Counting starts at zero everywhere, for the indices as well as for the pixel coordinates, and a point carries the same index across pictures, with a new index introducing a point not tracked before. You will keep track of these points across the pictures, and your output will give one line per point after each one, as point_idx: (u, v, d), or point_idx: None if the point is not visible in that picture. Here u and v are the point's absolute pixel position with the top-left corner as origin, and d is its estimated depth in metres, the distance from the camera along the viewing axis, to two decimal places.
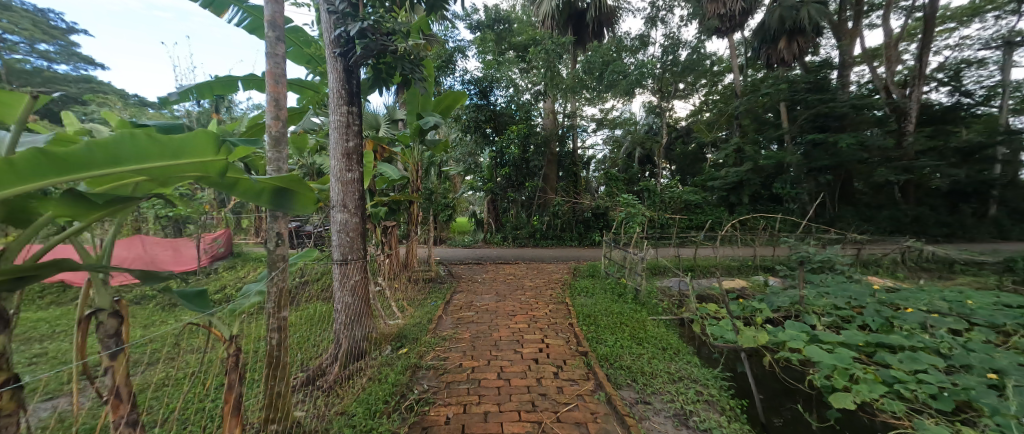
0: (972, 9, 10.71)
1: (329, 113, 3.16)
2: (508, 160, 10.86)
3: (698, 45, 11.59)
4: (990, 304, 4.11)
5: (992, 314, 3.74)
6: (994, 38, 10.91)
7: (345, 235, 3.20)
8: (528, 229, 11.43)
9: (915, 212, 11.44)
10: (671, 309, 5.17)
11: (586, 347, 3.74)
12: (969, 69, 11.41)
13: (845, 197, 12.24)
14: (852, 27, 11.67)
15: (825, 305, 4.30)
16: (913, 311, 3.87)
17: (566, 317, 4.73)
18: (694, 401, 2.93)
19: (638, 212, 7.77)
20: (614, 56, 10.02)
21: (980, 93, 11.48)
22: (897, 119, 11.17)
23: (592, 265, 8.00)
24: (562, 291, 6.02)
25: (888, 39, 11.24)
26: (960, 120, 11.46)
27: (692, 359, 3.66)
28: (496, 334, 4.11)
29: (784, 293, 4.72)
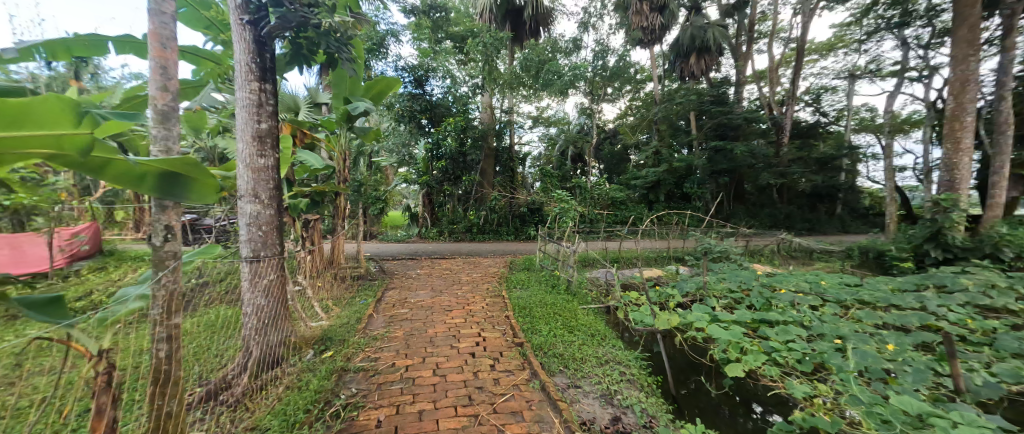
0: (829, 45, 13.13)
1: (235, 89, 2.75)
2: (444, 153, 10.67)
3: (624, 53, 12.48)
4: (837, 284, 5.10)
5: (838, 291, 4.65)
6: (843, 70, 13.52)
7: (255, 228, 2.82)
8: (465, 224, 11.31)
9: (787, 210, 13.72)
10: (598, 297, 5.53)
11: (522, 338, 3.83)
12: (827, 94, 14.01)
13: (739, 197, 14.21)
14: (745, 51, 13.51)
15: (723, 289, 4.96)
16: (786, 291, 4.65)
17: (502, 310, 4.79)
18: (618, 381, 3.18)
19: (571, 208, 8.17)
20: (550, 56, 10.33)
21: (833, 114, 14.17)
22: (776, 132, 13.16)
23: (528, 258, 8.21)
24: (498, 284, 6.08)
25: (772, 64, 13.25)
26: (820, 135, 14.01)
27: (616, 343, 3.96)
28: (431, 330, 4.01)
29: (692, 280, 5.31)
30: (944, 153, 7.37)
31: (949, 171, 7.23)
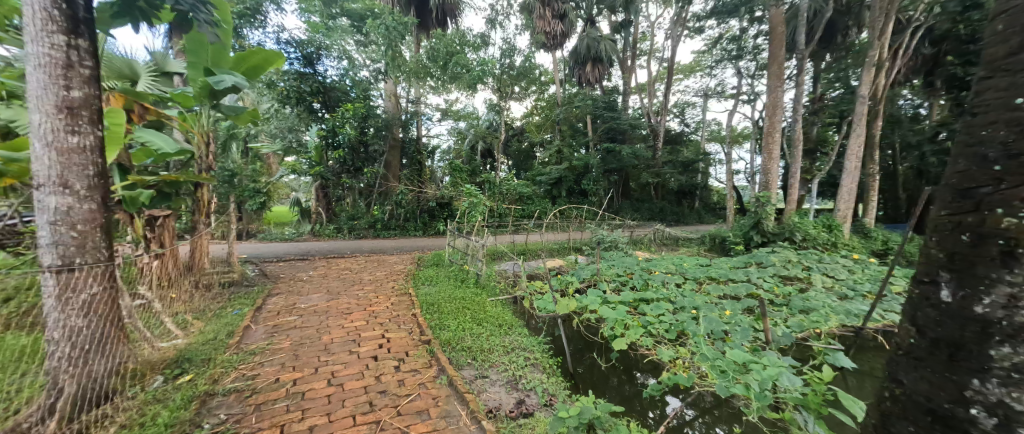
0: (691, 67, 15.80)
1: (24, 41, 2.04)
2: (341, 142, 9.72)
3: (529, 54, 13.01)
4: (695, 264, 6.21)
5: (696, 270, 5.66)
6: (700, 90, 16.41)
7: (65, 229, 2.16)
8: (367, 220, 10.42)
9: (661, 205, 16.16)
10: (506, 289, 5.72)
11: (429, 335, 3.73)
12: (689, 109, 16.85)
13: (626, 193, 16.14)
14: (629, 65, 15.35)
15: (612, 274, 5.59)
16: (660, 273, 5.47)
17: (408, 308, 4.60)
18: (523, 367, 3.35)
19: (479, 202, 8.22)
20: (458, 49, 10.20)
21: (693, 125, 17.11)
22: (653, 137, 15.27)
23: (437, 254, 8.02)
24: (404, 282, 5.81)
25: (650, 79, 15.35)
26: (685, 142, 16.76)
27: (522, 330, 4.15)
28: (327, 336, 3.63)
29: (588, 268, 5.84)
30: (763, 161, 9.51)
31: (766, 175, 9.35)
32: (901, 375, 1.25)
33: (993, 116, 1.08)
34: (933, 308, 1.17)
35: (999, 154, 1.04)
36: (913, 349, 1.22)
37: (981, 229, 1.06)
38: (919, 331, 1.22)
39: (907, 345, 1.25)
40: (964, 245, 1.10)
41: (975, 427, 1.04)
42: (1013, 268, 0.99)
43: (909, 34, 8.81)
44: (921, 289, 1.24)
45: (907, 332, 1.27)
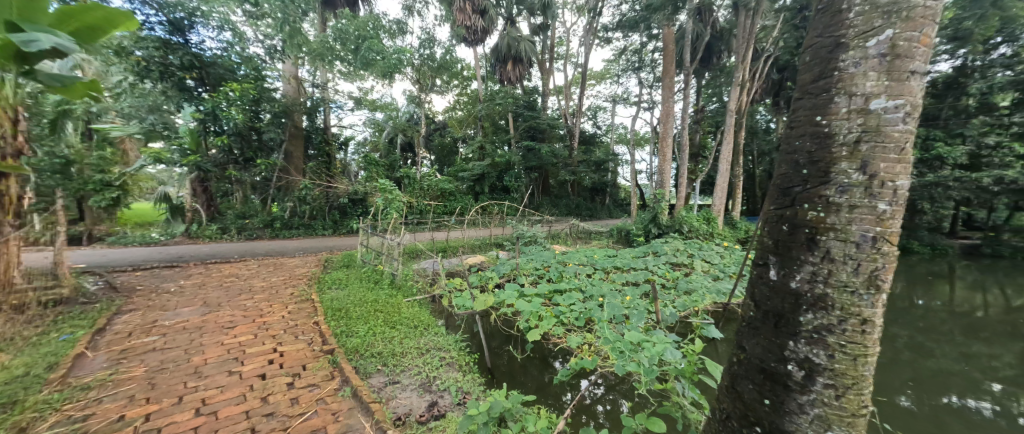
0: (601, 75, 17.11)
1: None
2: (227, 128, 8.33)
3: (450, 47, 12.68)
4: (604, 255, 6.73)
5: (605, 261, 6.12)
6: (609, 96, 17.88)
7: None
8: (262, 218, 9.07)
9: (576, 202, 17.28)
10: (424, 288, 5.51)
11: (333, 344, 3.42)
12: (600, 112, 18.24)
13: (545, 190, 16.83)
14: (548, 67, 15.97)
15: (530, 268, 5.74)
16: (573, 265, 5.79)
17: (310, 316, 4.14)
18: (438, 367, 3.27)
19: (396, 199, 7.77)
20: (371, 33, 9.45)
21: (602, 128, 18.62)
22: (569, 138, 16.16)
23: (348, 254, 7.38)
24: (307, 287, 5.23)
25: (566, 82, 16.18)
26: (596, 144, 18.11)
27: (439, 330, 4.05)
28: (199, 357, 3.08)
29: (507, 263, 5.87)
30: (659, 162, 10.75)
31: (661, 174, 10.59)
32: (744, 342, 1.60)
33: (803, 131, 1.41)
34: (765, 286, 1.50)
35: (806, 163, 1.37)
36: (751, 320, 1.57)
37: (795, 220, 1.39)
38: (756, 305, 1.55)
39: (748, 318, 1.59)
40: (784, 234, 1.43)
41: (789, 378, 1.39)
42: (813, 251, 1.32)
43: (764, 61, 10.76)
44: (758, 270, 1.56)
45: (748, 306, 1.61)
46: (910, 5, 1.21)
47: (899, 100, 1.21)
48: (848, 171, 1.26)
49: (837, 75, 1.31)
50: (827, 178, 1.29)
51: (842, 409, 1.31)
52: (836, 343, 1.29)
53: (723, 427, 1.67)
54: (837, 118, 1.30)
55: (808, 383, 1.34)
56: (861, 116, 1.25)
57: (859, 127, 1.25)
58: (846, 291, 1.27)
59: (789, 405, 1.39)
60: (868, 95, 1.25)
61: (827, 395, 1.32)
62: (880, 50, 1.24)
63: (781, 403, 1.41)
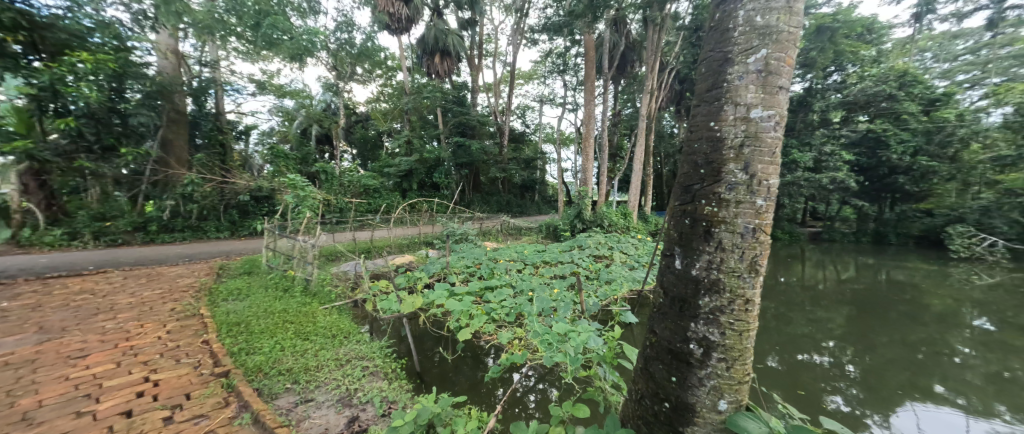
0: (529, 75, 17.45)
1: None
2: (79, 108, 6.71)
3: (371, 33, 11.80)
4: (534, 250, 6.87)
5: (535, 255, 6.23)
6: (537, 96, 18.37)
7: None
8: (131, 219, 7.50)
9: (507, 199, 17.51)
10: (344, 293, 5.05)
11: (227, 365, 2.95)
12: (529, 111, 18.67)
13: (476, 187, 16.75)
14: (477, 63, 15.78)
15: (461, 266, 5.56)
16: (504, 261, 5.75)
17: (198, 335, 3.52)
18: (360, 377, 3.03)
19: (310, 197, 6.96)
20: (275, 9, 8.32)
21: (530, 127, 19.13)
22: (498, 135, 16.21)
23: (250, 260, 6.44)
24: (195, 300, 4.44)
25: (495, 80, 16.15)
26: (525, 142, 18.51)
27: (361, 337, 3.76)
28: (31, 400, 2.41)
29: (437, 261, 5.59)
30: (582, 161, 11.34)
31: (584, 172, 11.19)
32: (655, 326, 1.73)
33: (701, 134, 1.56)
34: (672, 274, 1.64)
35: (703, 163, 1.52)
36: (661, 306, 1.71)
37: (695, 215, 1.54)
38: (664, 292, 1.69)
39: (658, 304, 1.73)
40: (686, 227, 1.57)
41: (691, 356, 1.54)
42: (710, 242, 1.48)
43: (669, 72, 11.98)
44: (665, 259, 1.70)
45: (658, 293, 1.75)
46: (778, 30, 1.40)
47: (771, 112, 1.41)
48: (735, 172, 1.43)
49: (728, 86, 1.47)
50: (721, 177, 1.45)
51: (731, 378, 1.50)
52: (726, 321, 1.47)
53: (638, 406, 1.80)
54: (727, 124, 1.46)
55: (706, 358, 1.50)
56: (744, 124, 1.43)
57: (743, 132, 1.43)
58: (734, 276, 1.45)
59: (690, 380, 1.55)
60: (749, 105, 1.43)
61: (720, 368, 1.50)
62: (758, 66, 1.42)
63: (684, 379, 1.57)
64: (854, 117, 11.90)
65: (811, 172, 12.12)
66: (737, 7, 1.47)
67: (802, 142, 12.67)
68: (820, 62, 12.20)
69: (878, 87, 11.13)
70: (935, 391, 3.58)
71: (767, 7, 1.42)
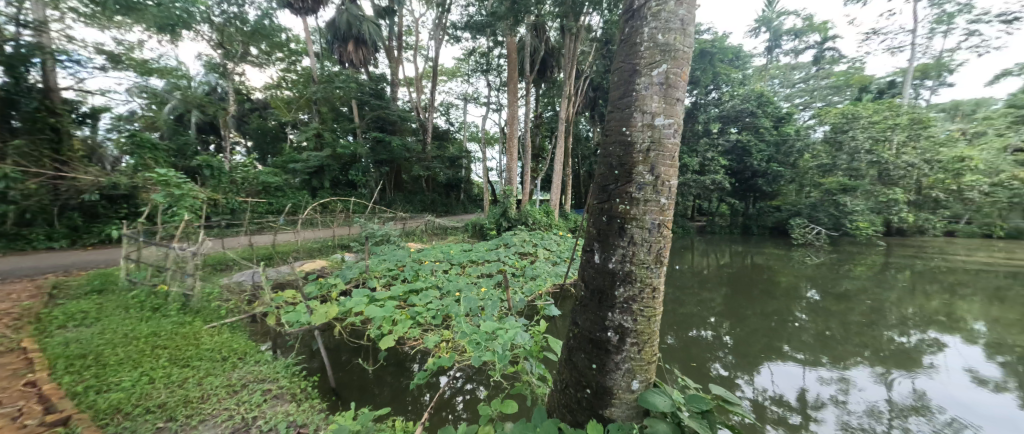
0: (452, 72, 17.10)
1: None
2: None
3: (269, 10, 10.45)
4: (459, 250, 6.70)
5: (462, 255, 6.05)
6: (460, 94, 18.13)
7: None
8: None
9: (431, 198, 17.03)
10: (237, 308, 4.33)
11: (65, 410, 2.28)
12: (452, 109, 18.37)
13: (397, 185, 16.03)
14: (396, 56, 14.99)
15: (383, 269, 5.06)
16: (430, 262, 5.43)
17: (18, 375, 2.69)
18: (260, 403, 2.64)
19: (191, 195, 5.82)
20: None
21: (454, 125, 18.89)
22: (421, 132, 15.63)
23: (102, 275, 5.14)
24: (12, 330, 3.39)
25: (416, 74, 15.47)
26: (449, 140, 18.16)
27: (261, 357, 3.29)
28: None
29: (353, 265, 5.07)
30: (506, 161, 11.53)
31: (509, 172, 11.38)
32: (577, 319, 1.81)
33: (614, 138, 1.67)
34: (591, 268, 1.73)
35: (617, 165, 1.63)
36: (582, 299, 1.79)
37: (610, 212, 1.64)
38: (584, 285, 1.78)
39: (579, 297, 1.81)
40: (603, 224, 1.67)
41: (608, 343, 1.65)
42: (623, 237, 1.59)
43: (584, 79, 12.77)
44: (584, 255, 1.79)
45: (579, 287, 1.83)
46: (676, 48, 1.57)
47: (671, 120, 1.57)
48: (644, 173, 1.57)
49: (637, 95, 1.60)
50: (632, 178, 1.58)
51: (641, 359, 1.64)
52: (637, 309, 1.61)
53: (563, 396, 1.86)
54: (636, 129, 1.59)
55: (621, 344, 1.63)
56: (650, 130, 1.57)
57: (650, 138, 1.57)
58: (643, 268, 1.59)
59: (608, 366, 1.65)
60: (653, 113, 1.57)
61: (632, 352, 1.63)
62: (660, 78, 1.57)
63: (603, 366, 1.67)
64: (730, 128, 14.11)
65: (700, 174, 14.03)
66: (643, 24, 1.61)
67: (689, 150, 14.35)
68: (705, 80, 14.19)
69: (744, 104, 13.62)
70: (787, 351, 4.42)
71: (666, 26, 1.57)
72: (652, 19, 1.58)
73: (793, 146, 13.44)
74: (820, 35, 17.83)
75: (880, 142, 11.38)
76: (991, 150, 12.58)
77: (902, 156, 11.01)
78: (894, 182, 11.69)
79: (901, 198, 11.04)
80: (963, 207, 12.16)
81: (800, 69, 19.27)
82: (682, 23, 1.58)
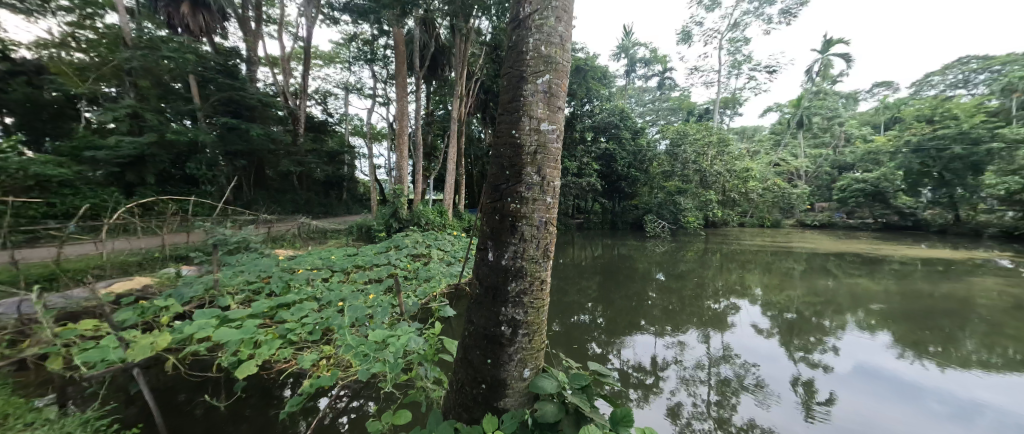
0: (329, 56, 15.19)
1: None
2: None
3: None
4: (342, 255, 5.94)
5: (344, 261, 5.36)
6: (339, 83, 16.30)
7: None
8: None
9: (305, 197, 14.97)
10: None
11: None
12: (330, 98, 16.45)
13: (258, 182, 13.57)
14: (255, 29, 12.58)
15: (240, 283, 4.12)
16: (303, 271, 4.68)
17: None
18: None
19: None
20: None
21: (334, 117, 17.05)
22: (292, 121, 13.54)
23: None
24: None
25: (283, 54, 13.16)
26: (327, 132, 16.22)
27: (40, 417, 2.35)
28: None
29: (194, 280, 4.01)
30: (396, 159, 10.90)
31: (399, 170, 10.78)
32: (472, 316, 1.84)
33: (505, 140, 1.75)
34: (485, 265, 1.77)
35: (508, 166, 1.72)
36: (477, 297, 1.82)
37: (503, 211, 1.71)
38: (480, 283, 1.81)
39: (474, 295, 1.83)
40: (496, 222, 1.74)
41: (502, 337, 1.72)
42: (515, 234, 1.69)
43: (473, 80, 12.85)
44: (479, 253, 1.83)
45: (474, 284, 1.85)
46: (557, 61, 1.74)
47: (554, 126, 1.74)
48: (531, 174, 1.69)
49: (525, 100, 1.71)
50: (521, 178, 1.68)
51: (532, 347, 1.77)
52: (526, 301, 1.73)
53: (459, 395, 1.87)
54: (525, 133, 1.70)
55: (514, 336, 1.72)
56: (537, 134, 1.70)
57: (536, 141, 1.70)
58: (532, 262, 1.72)
59: (502, 358, 1.73)
60: (539, 119, 1.71)
61: (524, 341, 1.74)
62: (544, 87, 1.72)
63: (498, 359, 1.73)
64: (601, 137, 16.16)
65: (578, 177, 15.71)
66: (528, 35, 1.72)
67: (569, 155, 15.71)
68: (580, 93, 15.92)
69: (610, 118, 15.84)
70: (644, 325, 5.31)
71: (548, 40, 1.72)
72: (536, 31, 1.71)
73: (646, 155, 16.22)
74: (662, 65, 21.98)
75: (701, 155, 14.81)
76: (763, 164, 17.49)
77: (714, 167, 14.89)
78: (710, 186, 15.44)
79: (711, 198, 15.08)
80: (749, 205, 16.61)
81: (648, 92, 23.37)
82: (561, 39, 1.75)
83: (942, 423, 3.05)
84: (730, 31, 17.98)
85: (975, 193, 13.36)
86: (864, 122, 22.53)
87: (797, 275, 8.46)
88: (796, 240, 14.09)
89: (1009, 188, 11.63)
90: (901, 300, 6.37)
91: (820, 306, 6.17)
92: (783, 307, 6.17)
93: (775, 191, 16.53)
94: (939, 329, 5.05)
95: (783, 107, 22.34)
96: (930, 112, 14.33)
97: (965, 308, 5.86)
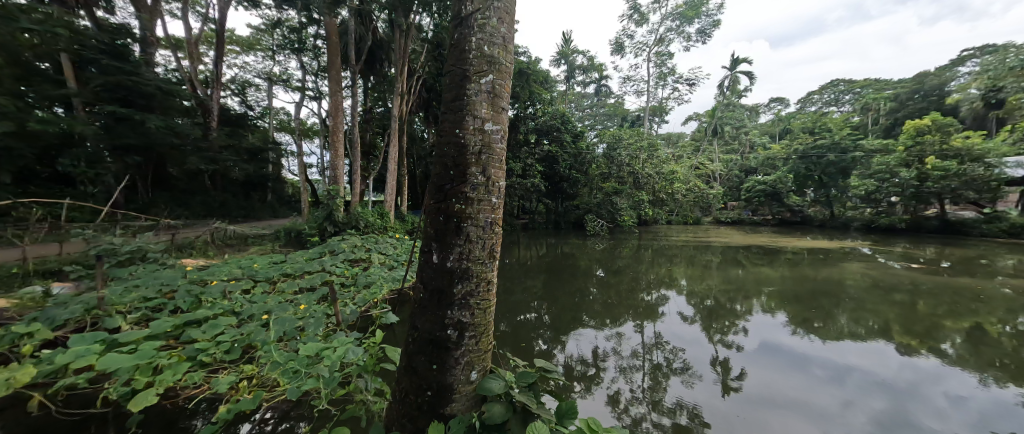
0: (246, 42, 13.63)
1: None
2: None
3: None
4: (267, 263, 5.31)
5: (267, 271, 4.78)
6: (260, 72, 14.70)
7: None
8: None
9: (220, 199, 13.34)
10: None
11: None
12: (249, 89, 14.77)
13: (158, 183, 11.71)
14: (151, 5, 10.80)
15: (132, 300, 3.48)
16: (217, 283, 4.08)
17: None
18: None
19: None
20: None
21: (254, 110, 15.33)
22: (202, 113, 11.88)
23: None
24: None
25: (190, 36, 11.49)
26: (246, 126, 14.56)
27: None
28: None
29: (71, 300, 3.31)
30: (330, 157, 10.14)
31: (333, 170, 10.01)
32: (416, 322, 1.76)
33: (448, 139, 1.71)
34: (430, 268, 1.71)
35: (452, 165, 1.68)
36: (420, 300, 1.75)
37: (447, 212, 1.67)
38: (424, 286, 1.74)
39: (419, 298, 1.76)
40: (440, 223, 1.69)
41: (447, 341, 1.68)
42: (460, 235, 1.66)
43: (415, 77, 12.41)
44: (423, 256, 1.76)
45: (419, 288, 1.77)
46: (500, 61, 1.73)
47: (499, 127, 1.73)
48: (476, 174, 1.67)
49: (468, 100, 1.68)
50: (466, 178, 1.66)
51: (479, 349, 1.74)
52: (472, 303, 1.71)
53: (402, 405, 1.78)
54: (469, 132, 1.68)
55: (460, 339, 1.69)
56: (481, 134, 1.69)
57: (481, 141, 1.69)
58: (479, 263, 1.70)
59: (448, 363, 1.68)
60: (482, 119, 1.70)
61: (470, 344, 1.71)
62: (488, 86, 1.71)
63: (444, 366, 1.68)
64: (543, 140, 16.55)
65: (523, 178, 15.93)
66: (470, 33, 1.70)
67: (513, 156, 15.87)
68: (523, 96, 16.12)
69: (551, 121, 16.34)
70: (586, 320, 5.55)
71: (490, 40, 1.71)
72: (478, 30, 1.70)
73: (585, 158, 17.01)
74: (598, 73, 23.25)
75: (634, 159, 16.29)
76: (686, 167, 19.33)
77: (645, 169, 16.15)
78: (642, 187, 16.66)
79: (643, 198, 16.21)
80: (675, 204, 18.19)
81: (586, 97, 24.56)
82: (504, 40, 1.75)
83: (826, 386, 3.60)
84: (656, 45, 19.53)
85: (845, 193, 16.14)
86: (764, 132, 26.03)
87: (714, 266, 9.49)
88: (713, 236, 15.75)
89: (867, 188, 14.37)
90: (794, 284, 7.45)
91: (732, 293, 6.97)
92: (704, 296, 6.87)
93: (696, 191, 18.30)
94: (821, 307, 6.01)
95: (701, 116, 24.94)
96: (813, 125, 16.94)
97: (839, 288, 7.04)
